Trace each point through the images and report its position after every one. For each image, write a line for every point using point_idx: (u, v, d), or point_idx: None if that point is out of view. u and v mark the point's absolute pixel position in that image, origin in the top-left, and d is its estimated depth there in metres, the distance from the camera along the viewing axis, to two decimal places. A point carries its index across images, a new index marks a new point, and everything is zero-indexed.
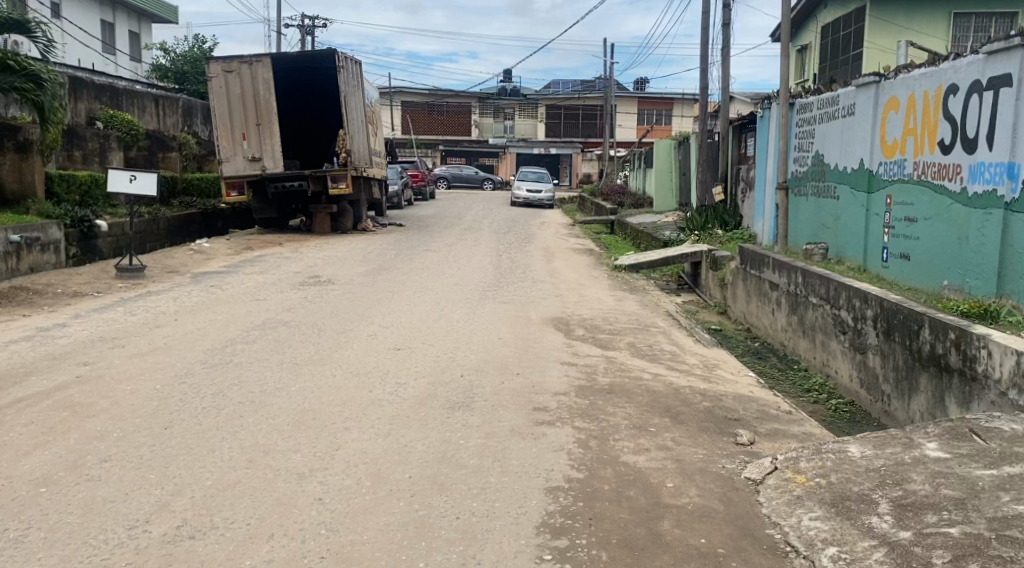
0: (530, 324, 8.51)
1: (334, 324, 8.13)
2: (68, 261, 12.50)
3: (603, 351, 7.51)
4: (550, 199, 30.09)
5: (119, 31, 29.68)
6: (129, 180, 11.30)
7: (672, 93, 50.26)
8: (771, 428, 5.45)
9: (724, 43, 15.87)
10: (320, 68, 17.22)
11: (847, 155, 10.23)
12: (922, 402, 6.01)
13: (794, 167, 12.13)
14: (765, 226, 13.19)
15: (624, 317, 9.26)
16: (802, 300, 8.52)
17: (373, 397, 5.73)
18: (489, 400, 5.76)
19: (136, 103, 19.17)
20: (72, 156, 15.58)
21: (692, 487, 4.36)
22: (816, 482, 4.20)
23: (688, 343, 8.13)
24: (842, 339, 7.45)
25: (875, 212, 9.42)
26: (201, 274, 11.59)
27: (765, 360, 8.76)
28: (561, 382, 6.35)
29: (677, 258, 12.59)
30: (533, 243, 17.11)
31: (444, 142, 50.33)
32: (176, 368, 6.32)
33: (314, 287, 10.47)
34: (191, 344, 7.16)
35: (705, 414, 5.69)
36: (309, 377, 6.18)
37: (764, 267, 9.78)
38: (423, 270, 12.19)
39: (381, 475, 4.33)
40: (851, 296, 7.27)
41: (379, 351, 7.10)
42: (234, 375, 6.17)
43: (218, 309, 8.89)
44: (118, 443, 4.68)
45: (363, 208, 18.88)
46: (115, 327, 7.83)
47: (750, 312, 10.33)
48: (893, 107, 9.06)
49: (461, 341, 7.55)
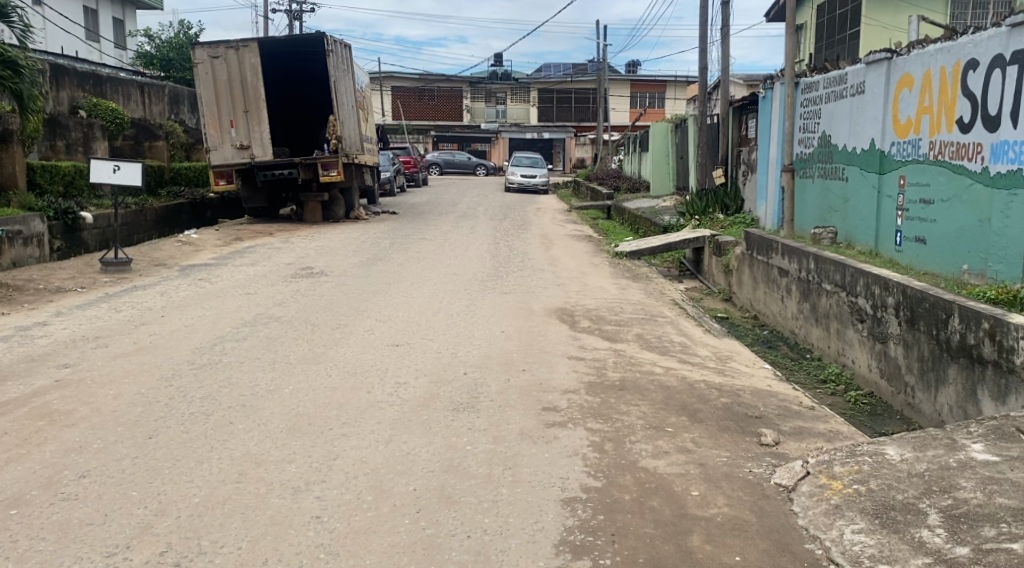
0: (532, 316, 8.18)
1: (329, 319, 7.78)
2: (53, 254, 12.14)
3: (611, 344, 7.19)
4: (545, 183, 29.62)
5: (102, 18, 29.13)
6: (112, 170, 10.87)
7: (665, 76, 49.81)
8: (796, 426, 5.14)
9: (724, 22, 15.50)
10: (309, 52, 16.71)
11: (857, 134, 9.89)
12: (951, 395, 5.69)
13: (800, 148, 11.79)
14: (768, 209, 12.85)
15: (629, 307, 8.92)
16: (815, 287, 8.19)
17: (372, 399, 5.39)
18: (496, 400, 5.43)
19: (121, 91, 18.65)
20: (55, 146, 15.24)
21: (720, 495, 4.04)
22: (855, 490, 3.88)
23: (698, 334, 7.81)
24: (859, 327, 7.14)
25: (888, 194, 9.10)
26: (189, 267, 11.21)
27: (776, 349, 8.46)
28: (569, 379, 6.01)
29: (680, 244, 12.28)
30: (530, 230, 16.75)
31: (437, 128, 49.08)
32: (162, 370, 5.97)
33: (307, 279, 10.10)
34: (178, 343, 6.82)
35: (724, 412, 5.37)
36: (302, 378, 5.83)
37: (772, 253, 9.45)
38: (419, 260, 11.83)
39: (383, 489, 4.00)
40: (869, 284, 6.95)
41: (377, 347, 6.75)
42: (223, 377, 5.82)
43: (207, 304, 8.54)
44: (98, 456, 4.33)
45: (355, 195, 18.51)
46: (99, 326, 7.47)
47: (758, 299, 10.01)
48: (906, 85, 8.73)
49: (462, 336, 7.21)
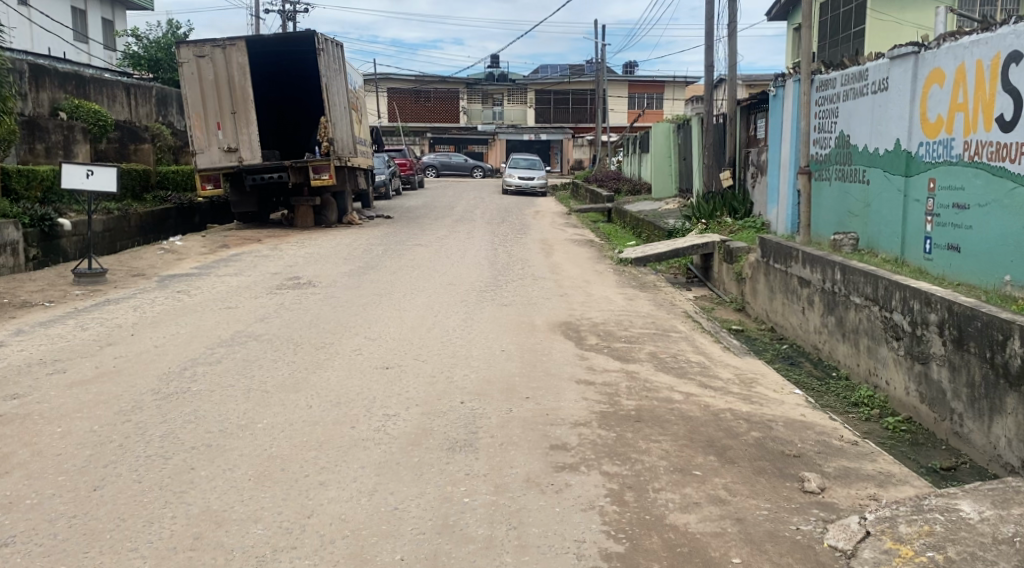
0: (535, 332, 7.54)
1: (313, 337, 7.13)
2: (28, 264, 11.49)
3: (622, 364, 6.55)
4: (543, 186, 29.00)
5: (91, 19, 28.47)
6: (85, 175, 10.17)
7: (663, 77, 49.25)
8: (840, 466, 4.51)
9: (731, 17, 14.90)
10: (300, 52, 16.09)
11: (880, 134, 9.27)
12: (1009, 426, 5.04)
13: (816, 149, 11.14)
14: (780, 215, 12.21)
15: (638, 321, 8.28)
16: (842, 299, 7.55)
17: (356, 437, 4.74)
18: (498, 437, 4.79)
19: (104, 92, 17.98)
20: (34, 149, 14.57)
21: (766, 563, 3.39)
22: (931, 558, 3.27)
23: (715, 352, 7.17)
24: (895, 345, 6.50)
25: (915, 198, 8.47)
26: (168, 277, 10.56)
27: (798, 367, 7.83)
28: (579, 409, 5.36)
29: (688, 250, 11.65)
30: (529, 234, 16.09)
31: (433, 129, 48.98)
32: (123, 401, 5.32)
33: (293, 291, 9.46)
34: (146, 367, 6.17)
35: (757, 450, 4.74)
36: (279, 411, 5.18)
37: (791, 261, 8.82)
38: (414, 269, 11.19)
39: (365, 560, 3.38)
40: (907, 299, 6.31)
41: (364, 371, 6.10)
42: (189, 410, 5.16)
43: (183, 320, 7.89)
44: (30, 516, 3.70)
45: (349, 199, 17.89)
46: (61, 347, 6.82)
47: (775, 310, 9.35)
48: (936, 81, 8.10)
49: (458, 356, 6.57)
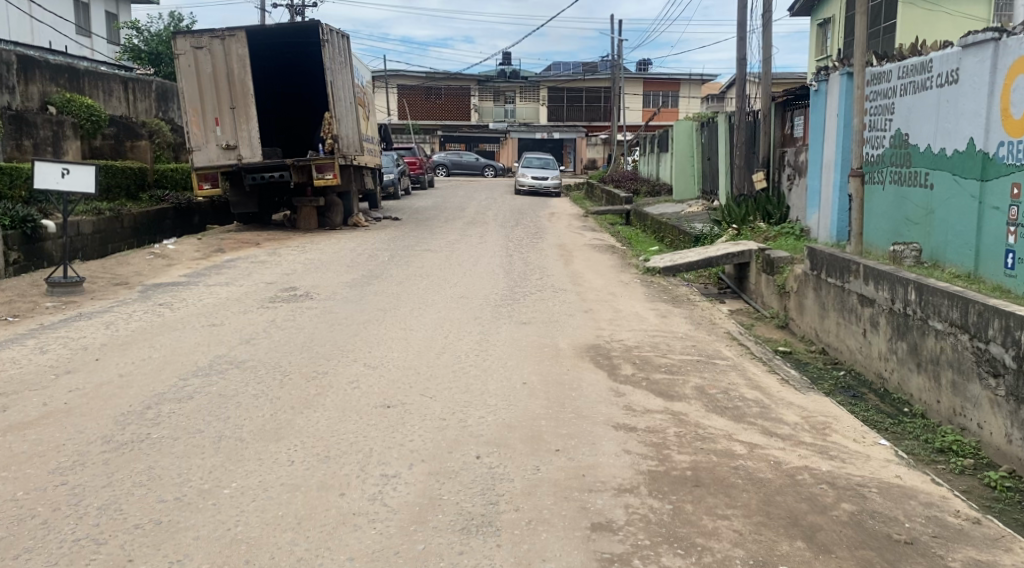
0: (559, 357, 6.56)
1: (306, 364, 6.15)
2: (7, 269, 10.54)
3: (665, 403, 5.51)
4: (557, 185, 27.92)
5: (94, 13, 27.64)
6: (60, 174, 9.19)
7: (679, 74, 48.25)
8: (968, 559, 3.56)
9: (765, 7, 13.87)
10: (304, 44, 15.14)
11: (948, 132, 8.21)
12: None
13: (867, 149, 10.08)
14: (823, 220, 11.14)
15: (677, 344, 7.25)
16: (916, 323, 6.51)
17: (346, 512, 3.74)
18: (524, 511, 3.78)
19: (100, 85, 17.08)
20: (21, 146, 13.62)
21: None
22: None
23: (773, 386, 6.13)
24: (991, 382, 5.47)
25: (993, 206, 7.41)
26: (152, 287, 9.60)
27: (863, 400, 6.80)
28: (623, 468, 4.34)
29: (724, 259, 10.58)
30: (545, 238, 15.05)
31: (444, 128, 47.78)
32: (64, 454, 4.33)
33: (287, 304, 8.48)
34: (105, 404, 5.20)
35: (854, 530, 3.74)
36: (252, 469, 4.17)
37: (848, 276, 7.79)
38: (423, 279, 10.20)
39: None
40: (1011, 329, 5.28)
41: (360, 412, 5.08)
42: (142, 468, 4.17)
43: (159, 341, 6.91)
44: None
45: (355, 199, 16.89)
46: (8, 376, 5.84)
47: (827, 330, 8.31)
48: (1021, 71, 7.03)
49: (472, 392, 5.55)
